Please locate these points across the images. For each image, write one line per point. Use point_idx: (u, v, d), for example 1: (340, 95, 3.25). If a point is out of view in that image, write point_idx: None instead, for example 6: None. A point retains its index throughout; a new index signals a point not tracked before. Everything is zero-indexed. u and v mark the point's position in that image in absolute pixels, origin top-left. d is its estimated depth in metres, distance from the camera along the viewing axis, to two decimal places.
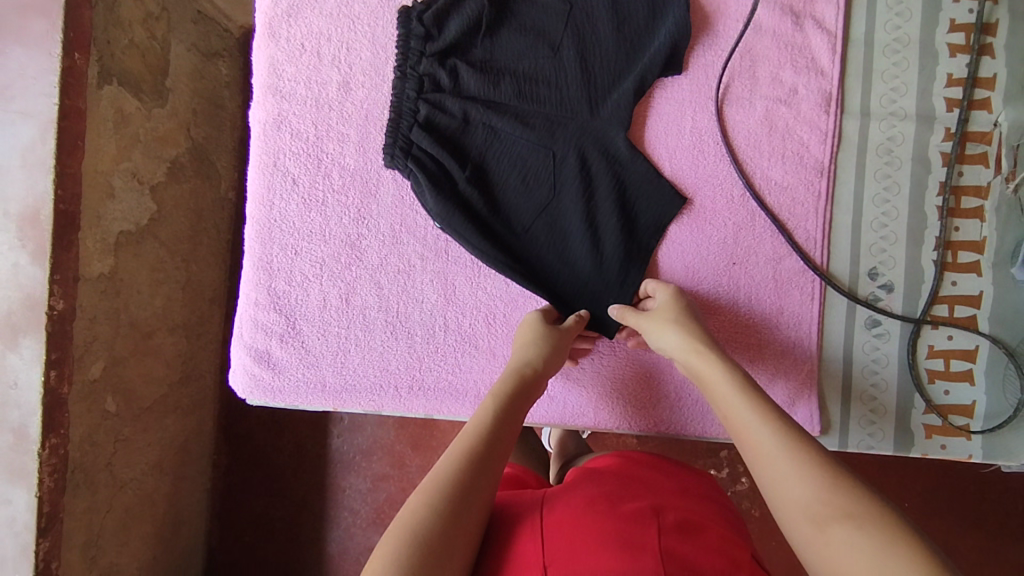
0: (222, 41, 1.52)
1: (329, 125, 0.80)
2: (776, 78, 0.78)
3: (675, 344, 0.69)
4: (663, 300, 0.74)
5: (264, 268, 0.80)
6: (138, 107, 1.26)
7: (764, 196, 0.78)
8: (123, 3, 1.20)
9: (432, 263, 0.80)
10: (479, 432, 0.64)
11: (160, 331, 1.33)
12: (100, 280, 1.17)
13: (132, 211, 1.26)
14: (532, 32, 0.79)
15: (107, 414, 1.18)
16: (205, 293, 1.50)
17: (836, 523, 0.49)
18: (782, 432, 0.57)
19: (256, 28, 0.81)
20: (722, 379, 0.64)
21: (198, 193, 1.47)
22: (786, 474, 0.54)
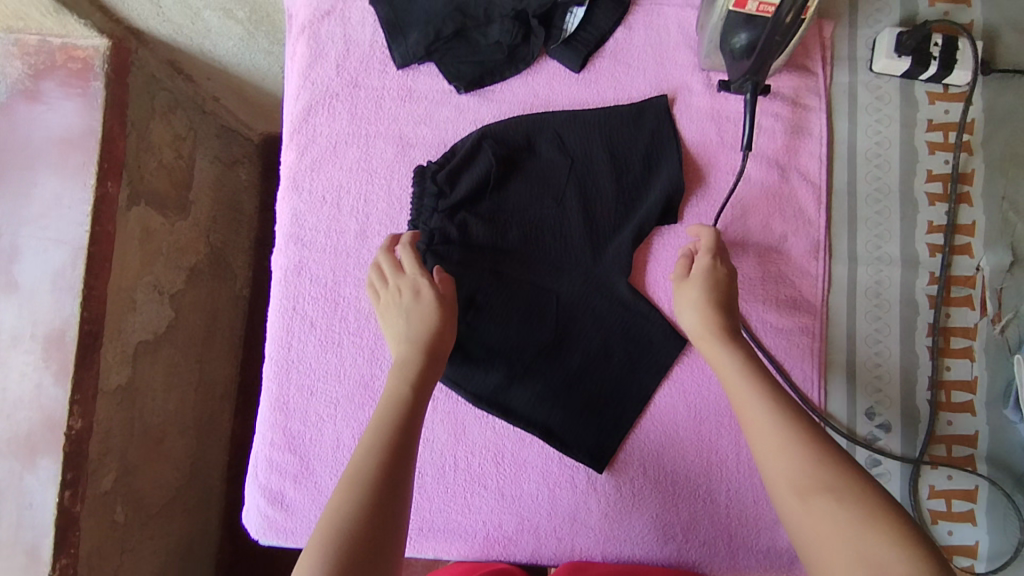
0: (242, 149, 1.52)
1: (347, 271, 0.85)
2: (767, 226, 0.82)
3: (690, 323, 0.72)
4: (699, 267, 0.74)
5: (280, 408, 0.84)
6: (162, 221, 1.28)
7: (760, 338, 0.81)
8: (153, 127, 1.24)
9: (443, 403, 0.83)
10: (397, 397, 0.65)
11: (171, 435, 1.32)
12: (118, 392, 1.19)
13: (152, 320, 1.27)
14: (538, 183, 0.84)
15: (116, 524, 1.19)
16: (218, 391, 1.48)
17: (819, 494, 0.55)
18: (779, 409, 0.61)
19: (281, 180, 0.86)
20: (729, 363, 0.66)
21: (217, 294, 1.46)
22: (775, 452, 0.58)
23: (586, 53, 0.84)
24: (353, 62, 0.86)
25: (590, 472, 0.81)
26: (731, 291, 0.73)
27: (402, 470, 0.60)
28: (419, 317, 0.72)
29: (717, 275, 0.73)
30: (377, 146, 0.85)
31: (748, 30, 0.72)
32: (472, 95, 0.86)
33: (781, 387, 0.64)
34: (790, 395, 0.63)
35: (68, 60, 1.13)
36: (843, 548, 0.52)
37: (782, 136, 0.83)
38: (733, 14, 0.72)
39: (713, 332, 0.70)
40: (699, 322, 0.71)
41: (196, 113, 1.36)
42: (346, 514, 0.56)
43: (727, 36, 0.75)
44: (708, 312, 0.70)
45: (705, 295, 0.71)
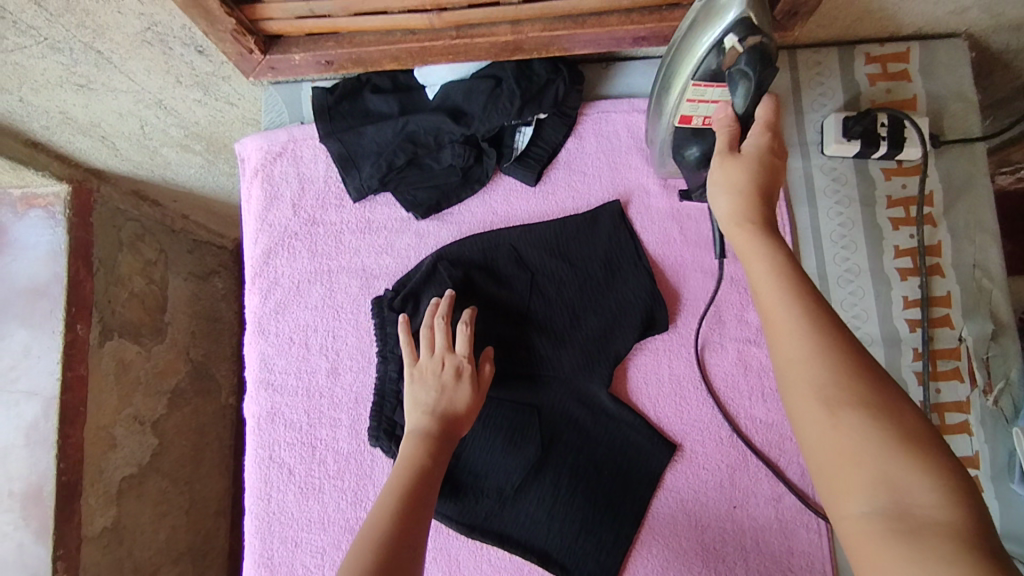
0: (218, 258, 1.37)
1: (321, 411, 0.82)
2: (741, 319, 0.81)
3: (721, 211, 0.57)
4: (750, 141, 0.58)
5: (265, 563, 0.80)
6: (139, 351, 1.17)
7: (751, 437, 0.79)
8: (122, 259, 1.15)
9: (434, 539, 0.79)
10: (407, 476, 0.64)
11: (166, 566, 1.19)
12: (103, 535, 1.08)
13: (135, 453, 1.15)
14: (504, 298, 0.82)
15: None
16: (211, 508, 1.30)
17: (850, 411, 0.42)
18: (807, 310, 0.47)
19: (247, 326, 0.86)
20: (760, 263, 0.51)
21: (201, 411, 1.30)
22: (798, 362, 0.45)
23: (539, 167, 0.85)
24: (308, 200, 0.87)
25: None
26: (779, 181, 0.58)
27: (410, 548, 0.57)
28: (443, 394, 0.70)
29: (771, 157, 0.58)
30: (341, 281, 0.85)
31: (698, 144, 0.71)
32: (431, 220, 0.86)
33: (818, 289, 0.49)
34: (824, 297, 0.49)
35: (29, 208, 1.08)
36: (860, 469, 0.41)
37: None
38: (683, 129, 0.71)
39: (747, 220, 0.54)
40: (733, 211, 0.55)
41: (165, 234, 1.25)
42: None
43: (680, 148, 0.74)
44: (748, 196, 0.55)
45: (751, 179, 0.56)
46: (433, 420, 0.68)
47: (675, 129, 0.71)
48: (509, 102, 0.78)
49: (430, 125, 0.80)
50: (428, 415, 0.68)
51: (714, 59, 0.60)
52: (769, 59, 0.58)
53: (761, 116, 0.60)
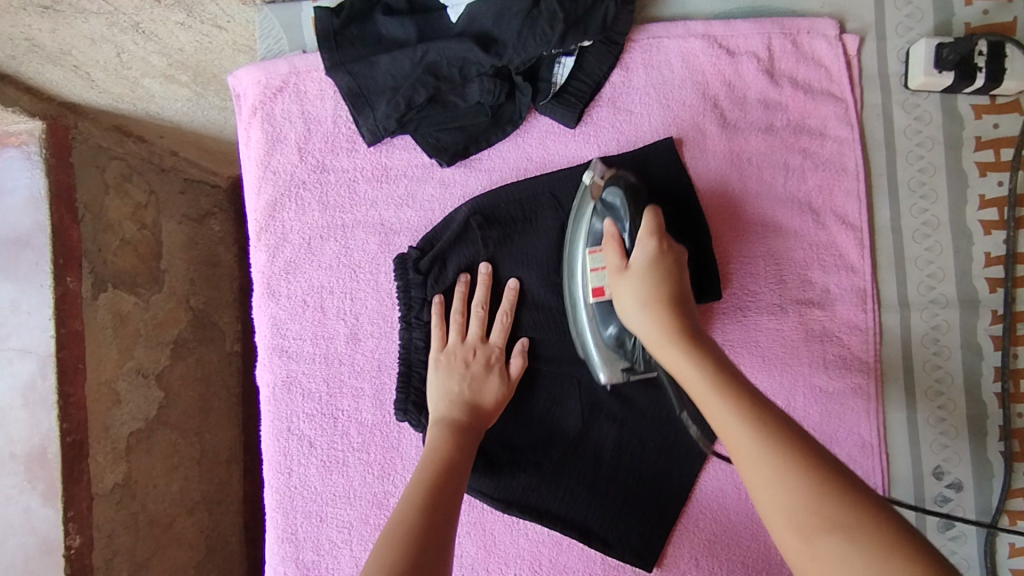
0: (212, 198, 1.23)
1: (341, 380, 0.76)
2: (805, 279, 0.73)
3: (643, 329, 0.56)
4: (641, 255, 0.60)
5: (288, 539, 0.75)
6: (136, 303, 1.09)
7: (810, 405, 0.73)
8: (109, 204, 1.04)
9: (468, 513, 0.75)
10: (435, 460, 0.60)
11: (181, 519, 1.16)
12: (115, 492, 1.04)
13: (140, 408, 1.09)
14: (541, 257, 0.73)
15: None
16: (222, 457, 1.25)
17: (825, 534, 0.38)
18: (762, 426, 0.44)
19: (255, 287, 0.77)
20: (694, 372, 0.49)
21: (205, 362, 1.23)
22: (765, 476, 0.42)
23: (580, 105, 0.74)
24: (316, 144, 0.76)
25: (638, 570, 0.74)
26: (688, 292, 0.58)
27: (443, 520, 0.53)
28: (472, 383, 0.68)
29: (664, 268, 0.59)
30: (357, 237, 0.76)
31: (612, 321, 0.66)
32: (457, 166, 0.76)
33: (757, 394, 0.47)
34: (768, 403, 0.46)
35: (1, 148, 0.96)
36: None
37: (812, 174, 0.74)
38: (599, 306, 0.66)
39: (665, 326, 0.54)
40: (659, 340, 0.54)
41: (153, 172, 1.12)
42: (382, 564, 0.47)
43: (594, 329, 0.67)
44: (661, 308, 0.55)
45: (651, 280, 0.58)
46: (458, 408, 0.66)
47: (589, 303, 0.67)
48: (550, 28, 0.66)
49: (455, 55, 0.69)
50: (454, 403, 0.66)
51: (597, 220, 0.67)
52: (637, 187, 0.66)
53: (649, 222, 0.61)
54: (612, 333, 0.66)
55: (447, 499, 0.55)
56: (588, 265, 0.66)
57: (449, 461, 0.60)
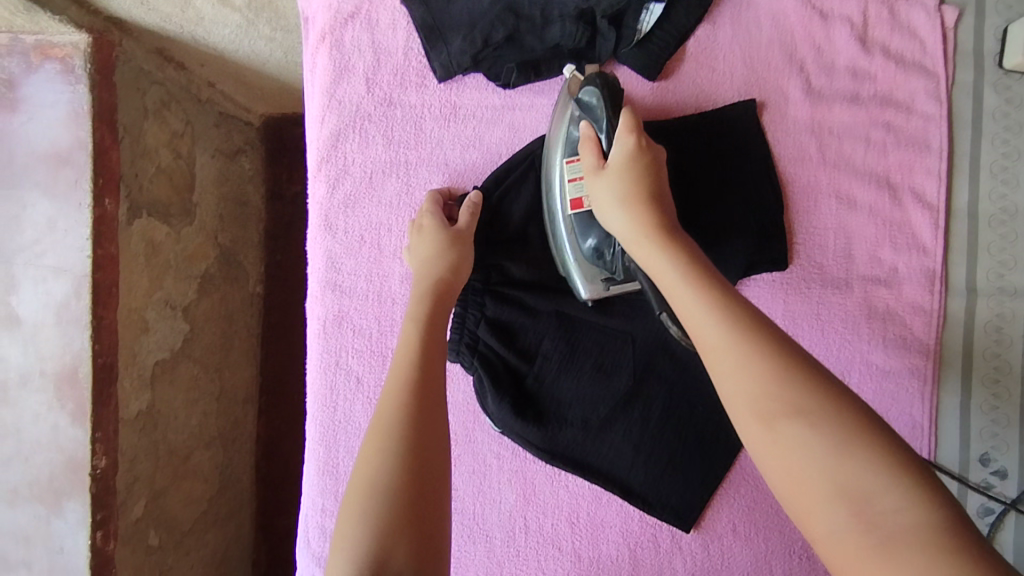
0: (245, 135, 1.21)
1: (394, 319, 0.75)
2: (874, 256, 0.72)
3: (619, 226, 0.57)
4: (619, 150, 0.59)
5: (330, 472, 0.76)
6: (168, 232, 1.07)
7: (864, 381, 0.72)
8: (148, 129, 1.01)
9: (511, 461, 0.76)
10: (404, 380, 0.56)
11: (198, 451, 1.17)
12: (139, 419, 1.04)
13: (168, 337, 1.09)
14: None
15: (151, 549, 1.07)
16: (240, 395, 1.27)
17: (788, 421, 0.40)
18: (779, 367, 0.41)
19: (311, 218, 0.76)
20: (690, 302, 0.47)
21: (229, 300, 1.22)
22: (734, 367, 0.42)
23: (663, 58, 0.71)
24: (385, 76, 0.74)
25: (675, 530, 0.74)
26: (666, 189, 0.58)
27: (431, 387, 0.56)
28: (427, 258, 0.67)
29: (642, 163, 0.59)
30: (420, 175, 0.74)
31: (592, 233, 0.66)
32: (527, 110, 0.74)
33: (726, 281, 0.48)
34: (739, 290, 0.47)
35: (44, 60, 0.93)
36: (819, 484, 0.38)
37: (893, 150, 0.71)
38: (574, 219, 0.66)
39: (643, 221, 0.55)
40: (646, 252, 0.53)
41: (191, 102, 1.09)
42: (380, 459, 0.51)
43: (574, 242, 0.67)
44: (641, 210, 0.55)
45: (632, 180, 0.58)
46: (425, 305, 0.63)
47: (566, 214, 0.67)
48: None
49: None
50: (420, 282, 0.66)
51: (574, 129, 0.67)
52: (613, 84, 0.65)
53: (624, 117, 0.60)
54: (592, 244, 0.66)
55: (426, 419, 0.54)
56: (565, 175, 0.66)
57: (418, 367, 0.58)
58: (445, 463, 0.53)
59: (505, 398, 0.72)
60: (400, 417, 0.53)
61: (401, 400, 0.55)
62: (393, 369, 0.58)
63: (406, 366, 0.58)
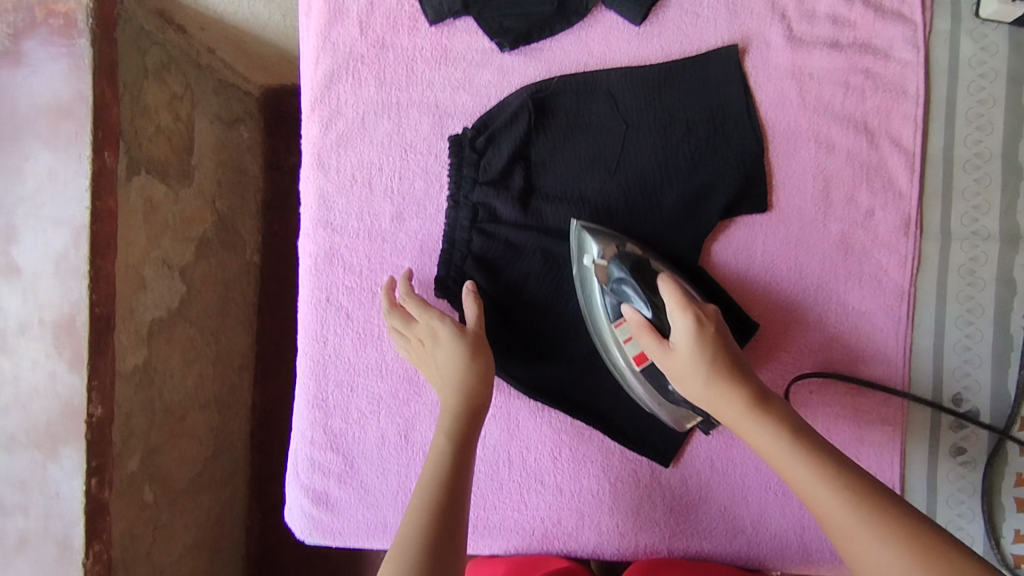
0: (243, 104, 1.26)
1: (383, 258, 0.77)
2: (851, 199, 0.74)
3: (705, 399, 0.61)
4: (680, 329, 0.62)
5: (319, 405, 0.79)
6: (166, 192, 1.09)
7: (839, 321, 0.75)
8: (147, 89, 1.03)
9: (497, 397, 0.78)
10: (444, 467, 0.63)
11: (193, 412, 1.19)
12: (136, 373, 1.04)
13: (163, 297, 1.10)
14: (590, 153, 0.75)
15: (145, 503, 1.07)
16: (235, 362, 1.30)
17: (877, 546, 0.49)
18: (866, 506, 0.51)
19: (304, 157, 0.78)
20: (772, 443, 0.56)
21: (226, 265, 1.26)
22: (826, 498, 0.52)
23: (648, 3, 0.73)
24: (378, 20, 0.76)
25: (654, 465, 0.77)
26: (737, 353, 0.62)
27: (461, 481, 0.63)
28: (455, 368, 0.68)
29: (708, 338, 0.61)
30: (411, 117, 0.76)
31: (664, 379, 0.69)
32: (518, 53, 0.75)
33: (812, 434, 0.56)
34: (825, 444, 0.56)
35: (47, 16, 0.94)
36: None
37: (871, 95, 0.73)
38: (643, 372, 0.70)
39: (725, 361, 0.60)
40: (718, 402, 0.60)
41: (192, 68, 1.13)
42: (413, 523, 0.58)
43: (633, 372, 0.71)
44: (709, 343, 0.61)
45: (712, 357, 0.60)
46: (457, 404, 0.67)
47: (634, 369, 0.70)
48: None
49: None
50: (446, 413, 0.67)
51: (611, 301, 0.70)
52: (642, 261, 0.69)
53: (671, 296, 0.64)
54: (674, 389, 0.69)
55: (448, 538, 0.57)
56: (619, 337, 0.70)
57: (451, 476, 0.63)
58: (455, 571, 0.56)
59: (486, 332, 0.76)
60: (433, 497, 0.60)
61: (432, 502, 0.60)
62: (432, 458, 0.64)
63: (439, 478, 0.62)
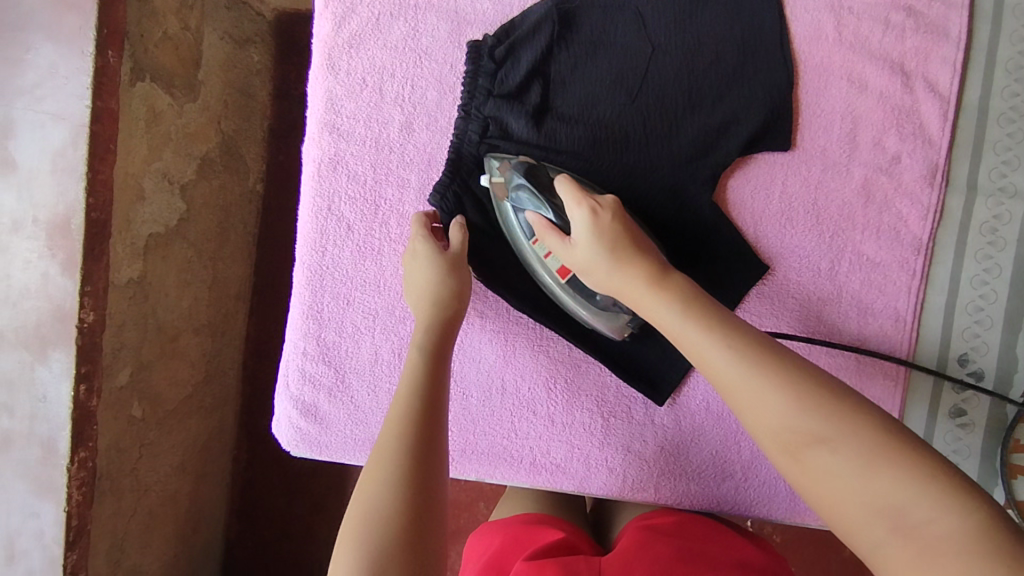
0: (255, 25, 1.21)
1: (389, 168, 0.75)
2: (878, 143, 0.71)
3: (614, 280, 0.61)
4: (578, 222, 0.63)
5: (313, 316, 0.77)
6: (170, 103, 1.02)
7: (853, 271, 0.72)
8: None
9: (494, 322, 0.76)
10: (412, 401, 0.60)
11: (186, 334, 1.12)
12: (130, 286, 0.98)
13: (162, 212, 1.03)
14: (612, 71, 0.72)
15: (133, 420, 1.01)
16: (231, 291, 1.25)
17: (802, 420, 0.46)
18: (787, 376, 0.48)
19: (315, 57, 0.76)
20: (669, 316, 0.56)
21: (227, 190, 1.20)
22: (739, 375, 0.49)
23: None
24: None
25: (649, 403, 0.75)
26: (636, 232, 0.63)
27: (434, 416, 0.60)
28: (429, 291, 0.67)
29: (607, 223, 0.62)
30: (428, 23, 0.74)
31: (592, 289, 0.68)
32: None
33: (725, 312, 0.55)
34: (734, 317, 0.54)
35: None
36: (856, 494, 0.43)
37: (911, 36, 0.71)
38: (570, 285, 0.68)
39: (638, 255, 0.61)
40: (625, 281, 0.61)
41: None
42: (389, 474, 0.54)
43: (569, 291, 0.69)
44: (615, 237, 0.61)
45: (611, 237, 0.62)
46: (430, 334, 0.66)
47: (561, 284, 0.69)
48: None
49: None
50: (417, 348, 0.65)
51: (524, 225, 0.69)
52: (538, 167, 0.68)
53: (568, 193, 0.64)
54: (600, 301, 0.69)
55: (424, 485, 0.54)
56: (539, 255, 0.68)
57: (423, 415, 0.59)
58: (442, 489, 0.56)
59: (485, 253, 0.74)
60: (404, 437, 0.57)
61: (399, 443, 0.57)
62: (398, 396, 0.61)
63: (409, 394, 0.60)
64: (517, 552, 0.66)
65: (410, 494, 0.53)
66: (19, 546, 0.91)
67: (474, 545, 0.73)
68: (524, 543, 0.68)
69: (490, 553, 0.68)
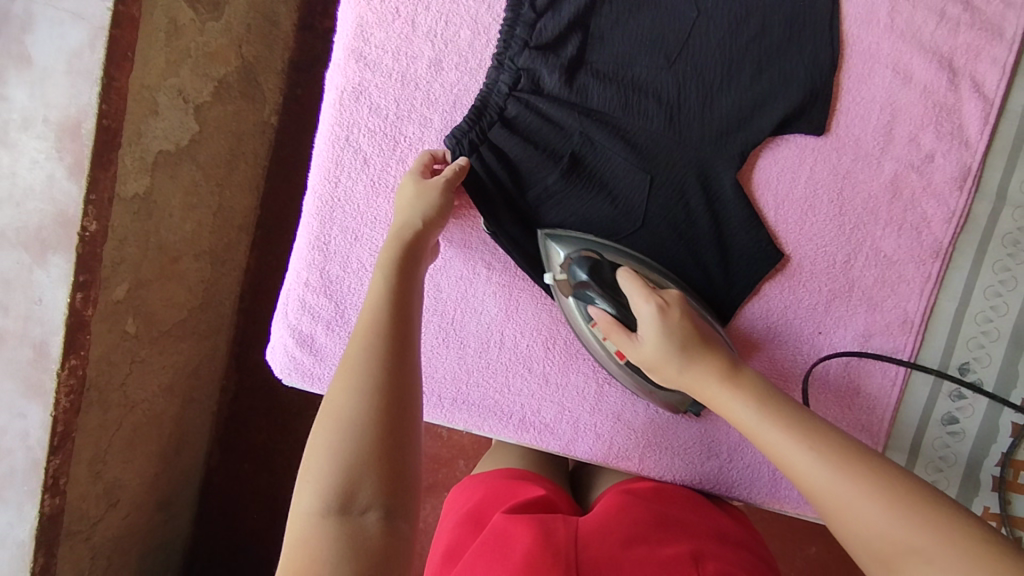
0: None
1: (412, 105, 0.73)
2: (913, 139, 0.70)
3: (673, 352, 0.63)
4: (645, 319, 0.63)
5: (319, 247, 0.76)
6: (194, 19, 0.98)
7: (869, 268, 0.71)
8: None
9: (500, 275, 0.76)
10: (380, 313, 0.58)
11: (187, 257, 1.11)
12: (135, 202, 0.96)
13: (174, 130, 1.00)
14: (653, 33, 0.70)
15: (126, 336, 1.01)
16: (236, 221, 1.22)
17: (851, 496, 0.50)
18: (834, 456, 0.52)
19: None
20: (718, 388, 0.60)
21: (242, 117, 1.16)
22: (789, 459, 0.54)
23: None
24: None
25: None
26: (701, 323, 0.64)
27: (404, 330, 0.58)
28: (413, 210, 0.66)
29: (670, 320, 0.62)
30: None
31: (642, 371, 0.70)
32: None
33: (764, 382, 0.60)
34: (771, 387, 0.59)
35: None
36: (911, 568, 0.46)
37: (964, 31, 0.68)
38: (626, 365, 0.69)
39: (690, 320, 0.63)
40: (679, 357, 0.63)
41: None
42: (362, 391, 0.53)
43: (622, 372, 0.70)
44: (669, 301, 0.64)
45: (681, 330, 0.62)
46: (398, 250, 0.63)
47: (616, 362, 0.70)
48: None
49: None
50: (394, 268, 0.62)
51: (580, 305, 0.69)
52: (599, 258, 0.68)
53: (634, 288, 0.65)
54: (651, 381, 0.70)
55: (402, 401, 0.53)
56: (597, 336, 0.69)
57: (392, 330, 0.57)
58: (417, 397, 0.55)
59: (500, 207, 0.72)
60: (372, 351, 0.55)
61: (371, 360, 0.55)
62: (365, 313, 0.59)
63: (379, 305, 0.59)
64: (499, 504, 0.66)
65: (383, 409, 0.52)
66: (4, 444, 0.92)
67: (456, 498, 0.73)
68: (507, 496, 0.68)
69: (471, 503, 0.68)
